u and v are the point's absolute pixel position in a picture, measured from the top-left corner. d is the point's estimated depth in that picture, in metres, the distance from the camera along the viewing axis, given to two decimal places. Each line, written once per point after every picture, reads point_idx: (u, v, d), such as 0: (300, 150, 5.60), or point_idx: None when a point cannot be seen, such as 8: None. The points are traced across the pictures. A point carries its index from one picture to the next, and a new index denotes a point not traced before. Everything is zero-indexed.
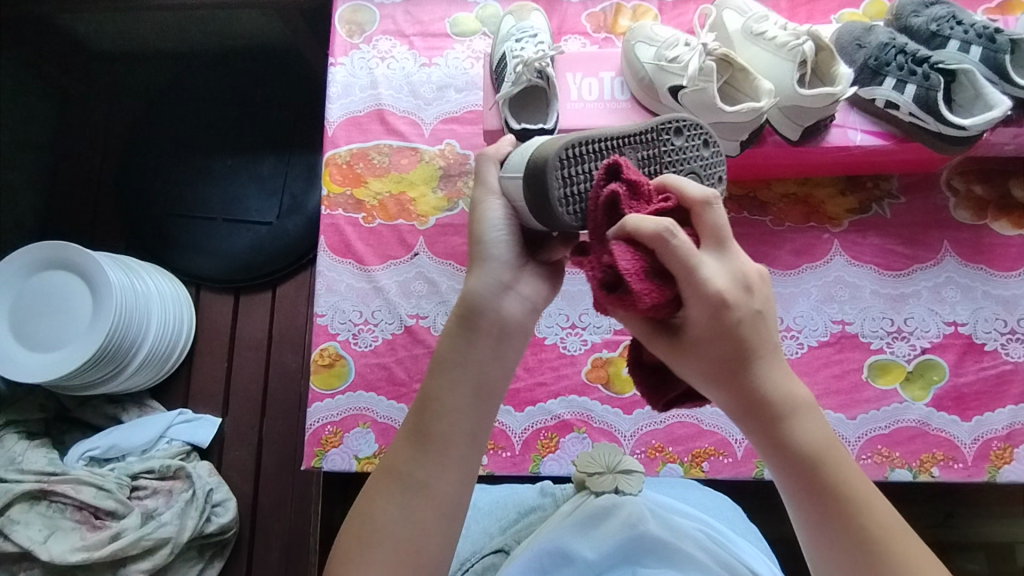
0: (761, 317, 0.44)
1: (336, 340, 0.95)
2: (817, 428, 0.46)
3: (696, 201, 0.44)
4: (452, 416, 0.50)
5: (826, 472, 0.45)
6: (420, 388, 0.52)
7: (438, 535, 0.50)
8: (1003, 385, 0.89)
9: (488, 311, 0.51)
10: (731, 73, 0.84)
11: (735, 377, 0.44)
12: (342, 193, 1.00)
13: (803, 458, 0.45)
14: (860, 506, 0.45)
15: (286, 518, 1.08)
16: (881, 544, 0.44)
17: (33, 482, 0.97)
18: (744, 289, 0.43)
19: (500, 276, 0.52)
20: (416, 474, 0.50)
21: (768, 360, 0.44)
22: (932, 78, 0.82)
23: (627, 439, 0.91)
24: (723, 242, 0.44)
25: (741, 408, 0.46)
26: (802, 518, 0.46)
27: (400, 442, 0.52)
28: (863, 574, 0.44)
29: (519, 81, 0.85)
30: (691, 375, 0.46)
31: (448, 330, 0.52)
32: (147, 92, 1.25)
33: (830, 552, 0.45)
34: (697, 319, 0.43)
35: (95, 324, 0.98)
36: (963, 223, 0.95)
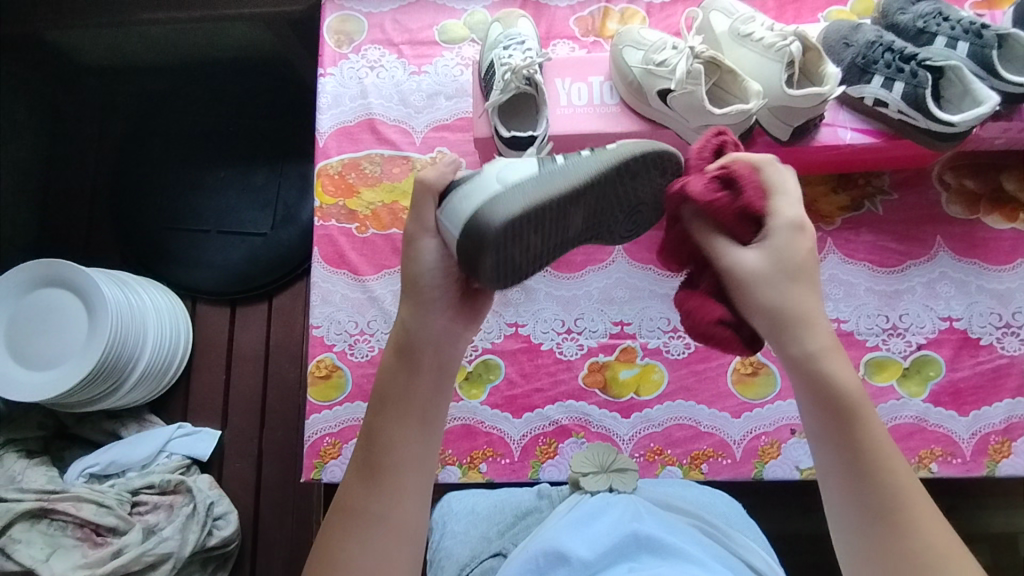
0: (812, 256, 0.51)
1: (332, 351, 0.95)
2: (839, 357, 0.49)
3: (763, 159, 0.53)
4: (398, 446, 0.52)
5: (848, 394, 0.48)
6: (367, 424, 0.54)
7: (400, 561, 0.51)
8: (1000, 379, 0.89)
9: (425, 346, 0.54)
10: (719, 76, 0.84)
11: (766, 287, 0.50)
12: (334, 204, 1.00)
13: (838, 393, 0.48)
14: (879, 452, 0.48)
15: (288, 529, 1.08)
16: (886, 465, 0.47)
17: (33, 501, 0.97)
18: (803, 230, 0.51)
19: (434, 314, 0.54)
20: (374, 506, 0.51)
21: (801, 283, 0.50)
22: (920, 75, 0.82)
23: (625, 442, 0.91)
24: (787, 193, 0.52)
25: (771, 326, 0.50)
26: (830, 450, 0.49)
27: (352, 476, 0.53)
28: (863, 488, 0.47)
29: (508, 88, 0.86)
30: (757, 295, 0.51)
31: (391, 364, 0.54)
32: (139, 107, 1.25)
33: (851, 482, 0.48)
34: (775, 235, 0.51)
35: (92, 341, 0.98)
36: (956, 218, 0.95)
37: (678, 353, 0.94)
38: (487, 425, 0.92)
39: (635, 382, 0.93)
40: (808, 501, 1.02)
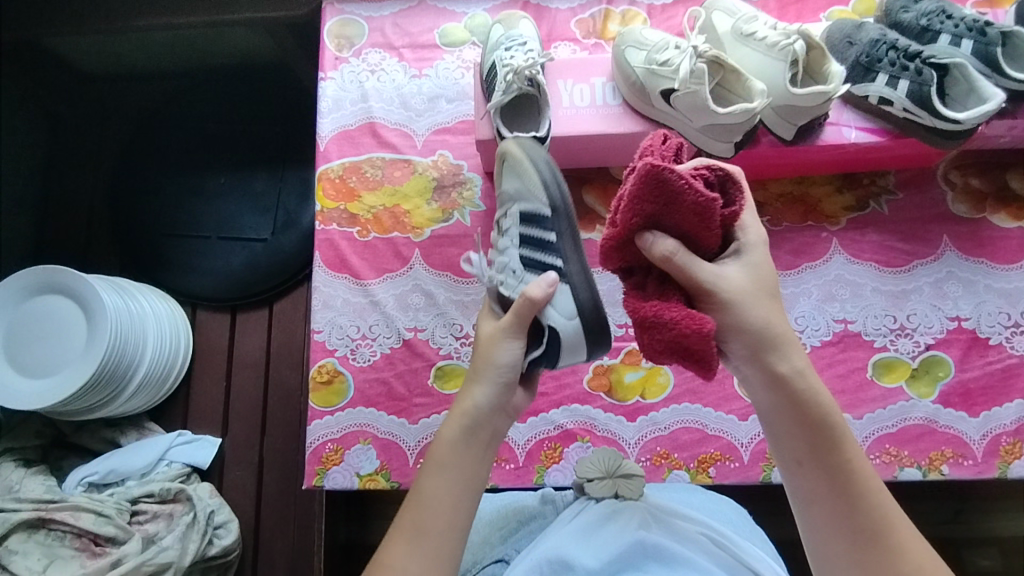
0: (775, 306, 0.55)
1: (334, 356, 0.94)
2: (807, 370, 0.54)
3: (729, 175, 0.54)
4: (443, 510, 0.52)
5: (821, 412, 0.53)
6: (416, 485, 0.54)
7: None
8: (1010, 379, 0.88)
9: (483, 425, 0.56)
10: (723, 75, 0.84)
11: (738, 303, 0.54)
12: (336, 208, 0.99)
13: (817, 430, 0.52)
14: (865, 484, 0.52)
15: (289, 538, 1.06)
16: (863, 480, 0.52)
17: (31, 510, 0.95)
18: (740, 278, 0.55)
19: (501, 398, 0.57)
20: (411, 565, 0.50)
21: (769, 304, 0.55)
22: (925, 73, 0.82)
23: (631, 446, 0.90)
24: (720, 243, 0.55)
25: (747, 341, 0.54)
26: (814, 495, 0.52)
27: (396, 534, 0.52)
28: (838, 505, 0.51)
29: (510, 89, 0.85)
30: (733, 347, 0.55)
31: (451, 432, 0.55)
32: (139, 112, 1.25)
33: (835, 519, 0.51)
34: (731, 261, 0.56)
35: (90, 350, 0.97)
36: (962, 217, 0.94)
37: None
38: None
39: (640, 385, 0.92)
40: None
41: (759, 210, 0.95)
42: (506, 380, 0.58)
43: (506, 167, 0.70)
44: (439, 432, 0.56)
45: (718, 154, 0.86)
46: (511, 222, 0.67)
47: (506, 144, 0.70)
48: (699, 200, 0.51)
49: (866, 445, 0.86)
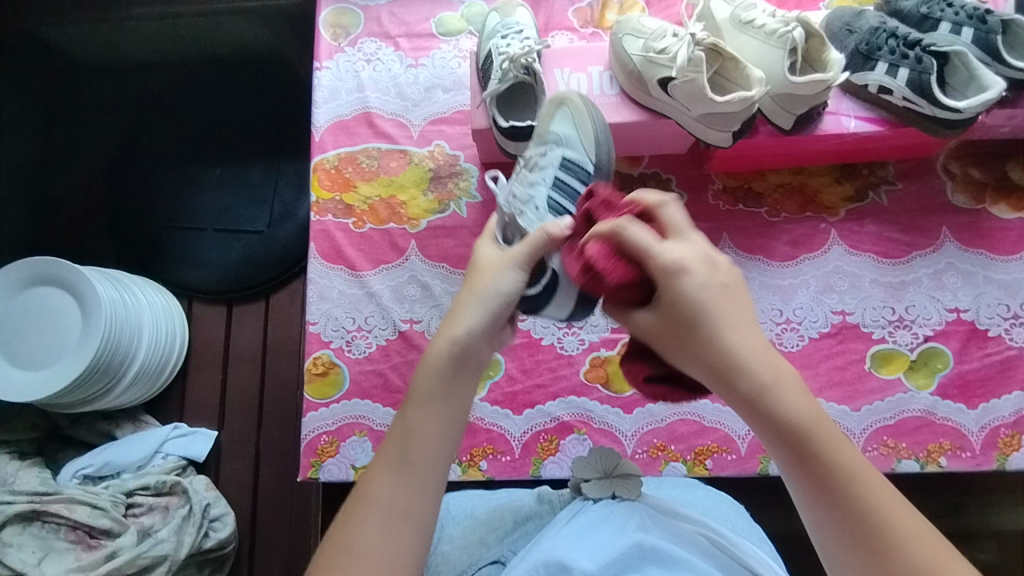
0: (723, 290, 0.49)
1: (330, 348, 0.93)
2: (802, 397, 0.47)
3: (611, 226, 0.52)
4: (430, 444, 0.52)
5: (783, 407, 0.46)
6: (399, 418, 0.53)
7: (399, 550, 0.48)
8: (1009, 371, 0.87)
9: (470, 357, 0.54)
10: (721, 63, 0.83)
11: (690, 340, 0.49)
12: (331, 198, 0.99)
13: (792, 431, 0.46)
14: (858, 482, 0.45)
15: (286, 531, 1.06)
16: (849, 475, 0.45)
17: (25, 503, 0.95)
18: (705, 263, 0.50)
19: (491, 328, 0.55)
20: (396, 499, 0.50)
21: (737, 326, 0.48)
22: (925, 61, 0.81)
23: (627, 438, 0.90)
24: (682, 233, 0.52)
25: (715, 377, 0.48)
26: (804, 500, 0.47)
27: (379, 462, 0.52)
28: (858, 553, 0.44)
29: (506, 78, 0.85)
30: (679, 357, 0.50)
31: (436, 365, 0.53)
32: (135, 103, 1.24)
33: (832, 528, 0.45)
34: (663, 294, 0.50)
35: (84, 342, 0.96)
36: (962, 207, 0.93)
37: None
38: (488, 421, 0.91)
39: None
40: None
41: (757, 201, 0.95)
42: (500, 307, 0.55)
43: (561, 113, 0.77)
44: (423, 361, 0.55)
45: (716, 144, 0.86)
46: (551, 160, 0.72)
47: (567, 95, 0.78)
48: (589, 278, 0.54)
49: (864, 437, 0.86)
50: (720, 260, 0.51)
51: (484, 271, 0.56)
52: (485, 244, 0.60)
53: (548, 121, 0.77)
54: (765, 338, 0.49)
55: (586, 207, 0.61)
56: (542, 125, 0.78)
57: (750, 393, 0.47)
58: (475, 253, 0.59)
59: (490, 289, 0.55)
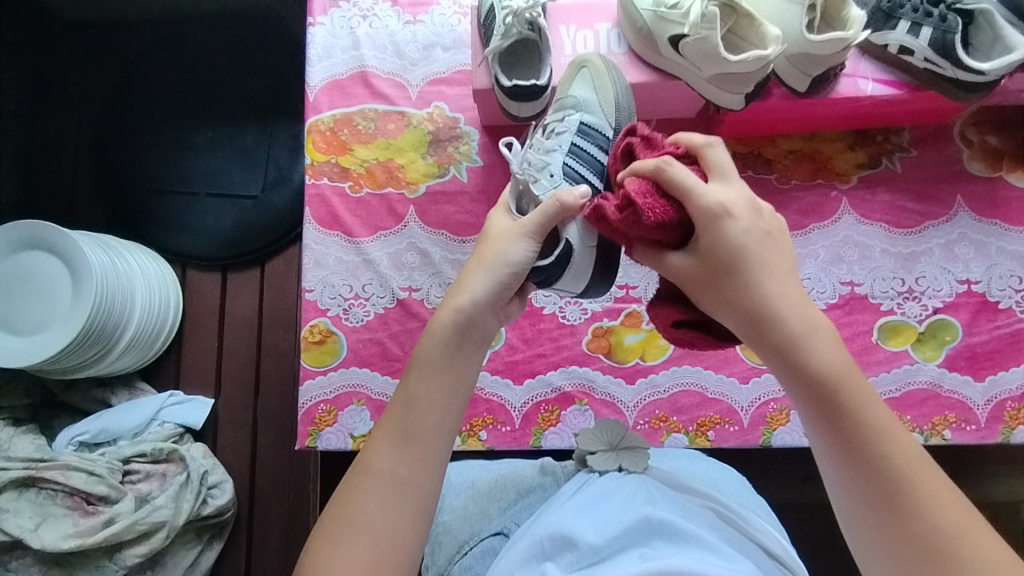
0: (768, 236, 0.48)
1: (326, 316, 0.91)
2: (839, 353, 0.45)
3: (654, 164, 0.49)
4: (434, 416, 0.50)
5: (819, 355, 0.45)
6: (400, 389, 0.52)
7: (404, 524, 0.48)
8: (1018, 344, 0.86)
9: (475, 328, 0.52)
10: (735, 19, 0.79)
11: (725, 283, 0.47)
12: (327, 161, 0.95)
13: (822, 382, 0.44)
14: (887, 441, 0.43)
15: (284, 498, 1.06)
16: (877, 432, 0.43)
17: (21, 469, 0.94)
18: (753, 210, 0.48)
19: (497, 299, 0.54)
20: (398, 470, 0.48)
21: (777, 276, 0.47)
22: (949, 19, 0.78)
23: (629, 409, 0.89)
24: (727, 173, 0.50)
25: (749, 322, 0.47)
26: (826, 455, 0.45)
27: (380, 435, 0.50)
28: (885, 514, 0.42)
29: (509, 34, 0.81)
30: (709, 301, 0.49)
31: (439, 335, 0.52)
32: (122, 61, 1.19)
33: (853, 484, 0.44)
34: (702, 236, 0.48)
35: (76, 308, 0.94)
36: (977, 175, 0.91)
37: None
38: (488, 391, 0.89)
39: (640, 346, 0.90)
40: (811, 471, 1.01)
41: (767, 167, 0.92)
42: (508, 278, 0.54)
43: (581, 75, 0.76)
44: (425, 332, 0.53)
45: (727, 107, 0.82)
46: (568, 126, 0.71)
47: (587, 57, 0.77)
48: (624, 218, 0.52)
49: None
50: (765, 208, 0.49)
51: (493, 241, 0.56)
52: (494, 216, 0.60)
53: (567, 84, 0.76)
54: (804, 293, 0.48)
55: (627, 140, 0.58)
56: (561, 92, 0.76)
57: (783, 342, 0.46)
58: (487, 225, 0.59)
59: (497, 260, 0.54)
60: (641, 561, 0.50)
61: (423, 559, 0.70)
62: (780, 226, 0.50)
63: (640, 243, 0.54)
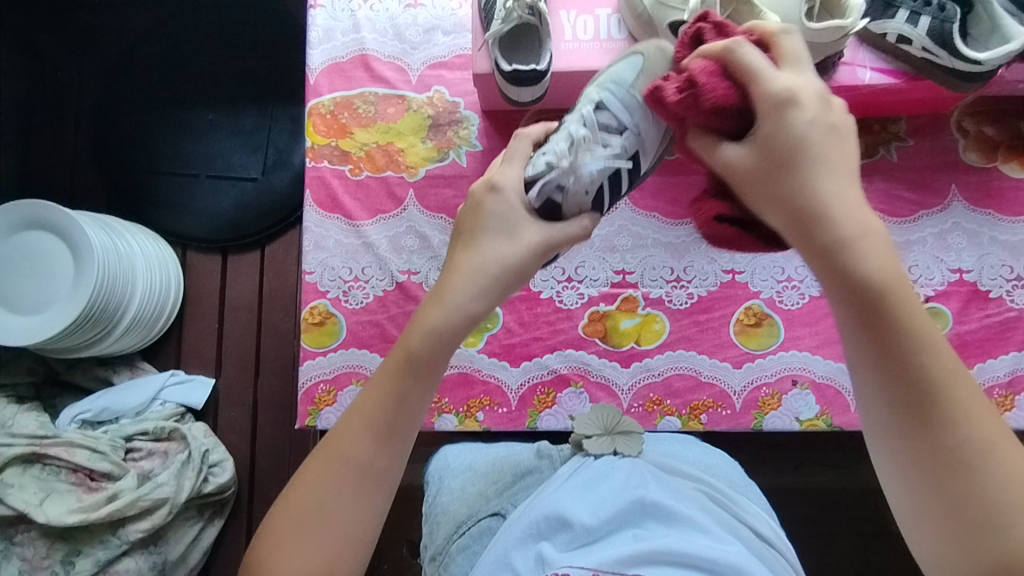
0: (834, 130, 0.46)
1: (326, 298, 0.92)
2: (886, 258, 0.42)
3: (726, 44, 0.50)
4: (413, 417, 0.50)
5: (863, 260, 0.42)
6: (378, 376, 0.51)
7: (363, 515, 0.48)
8: (1007, 332, 0.87)
9: (459, 323, 0.51)
10: (736, 7, 0.79)
11: (782, 178, 0.45)
12: (327, 144, 0.96)
13: (868, 287, 0.41)
14: (929, 354, 0.40)
15: (284, 476, 1.08)
16: (920, 347, 0.40)
17: (25, 446, 0.95)
18: (822, 99, 0.46)
19: (483, 296, 0.52)
20: (363, 459, 0.48)
21: (834, 169, 0.44)
22: (948, 9, 0.79)
23: (624, 392, 0.90)
24: (801, 61, 0.48)
25: (795, 219, 0.44)
26: (857, 363, 0.42)
27: (356, 420, 0.49)
28: (916, 427, 0.40)
29: (509, 18, 0.81)
30: (756, 197, 0.47)
31: (428, 329, 0.51)
32: (122, 41, 1.19)
33: (885, 393, 0.41)
34: (763, 122, 0.47)
35: (78, 287, 0.95)
36: (973, 166, 0.91)
37: (681, 303, 0.92)
38: (485, 373, 0.91)
39: (636, 331, 0.91)
40: (801, 456, 1.03)
41: None
42: (496, 281, 0.53)
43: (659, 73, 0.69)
44: (416, 323, 0.52)
45: None
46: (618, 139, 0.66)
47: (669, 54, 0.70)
48: (682, 98, 0.52)
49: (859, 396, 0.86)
50: (834, 102, 0.47)
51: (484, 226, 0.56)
52: (500, 183, 0.58)
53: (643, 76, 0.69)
54: (861, 195, 0.44)
55: (698, 27, 0.58)
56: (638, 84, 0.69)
57: (832, 243, 0.43)
58: (486, 194, 0.58)
59: (487, 262, 0.54)
60: (633, 542, 0.52)
61: (422, 539, 0.71)
62: (850, 123, 0.47)
63: (694, 129, 0.53)
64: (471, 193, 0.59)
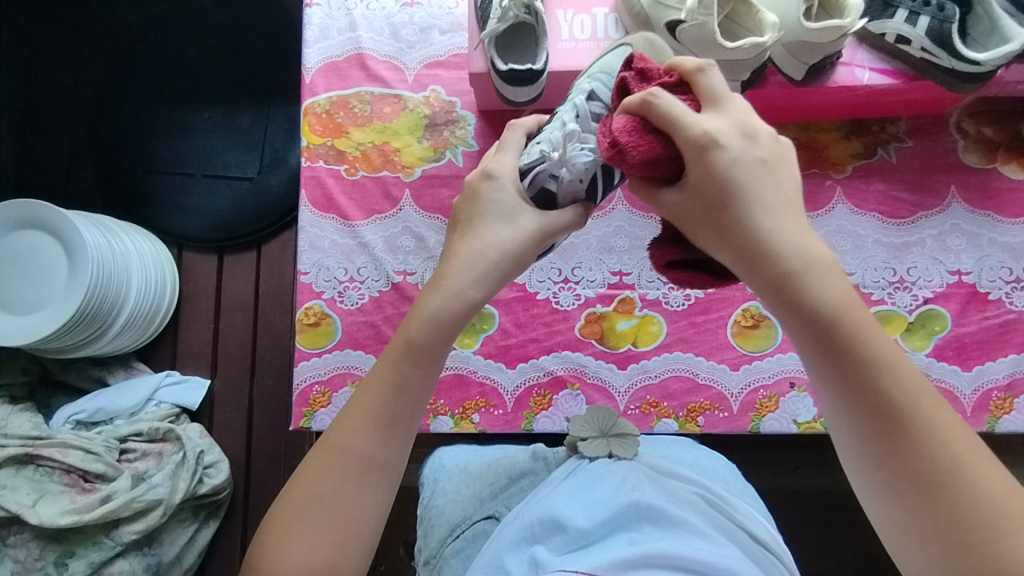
0: (763, 164, 0.45)
1: (321, 298, 0.92)
2: (836, 285, 0.43)
3: (641, 96, 0.47)
4: (414, 405, 0.49)
5: (812, 292, 0.42)
6: (378, 366, 0.50)
7: (368, 506, 0.48)
8: (1006, 335, 0.86)
9: (461, 310, 0.51)
10: (733, 7, 0.79)
11: (718, 219, 0.45)
12: (322, 143, 0.95)
13: (818, 319, 0.42)
14: (888, 376, 0.41)
15: (280, 478, 1.07)
16: (877, 371, 0.41)
17: (18, 446, 0.95)
18: (749, 137, 0.45)
19: (482, 283, 0.52)
20: (367, 449, 0.48)
21: (775, 209, 0.44)
22: (947, 9, 0.78)
23: (621, 394, 0.89)
24: (718, 98, 0.47)
25: (740, 260, 0.45)
26: (824, 389, 0.43)
27: (357, 410, 0.48)
28: (889, 448, 0.40)
29: (506, 17, 0.80)
30: (700, 238, 0.47)
31: (428, 317, 0.50)
32: (118, 39, 1.18)
33: (852, 417, 0.42)
34: (691, 168, 0.45)
35: (72, 287, 0.94)
36: (972, 167, 0.91)
37: (678, 304, 0.91)
38: (481, 374, 0.90)
39: (633, 333, 0.91)
40: (799, 459, 1.02)
41: None
42: (497, 268, 0.52)
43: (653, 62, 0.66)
44: (415, 311, 0.51)
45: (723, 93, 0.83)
46: None
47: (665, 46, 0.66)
48: (611, 155, 0.49)
49: None
50: (762, 132, 0.46)
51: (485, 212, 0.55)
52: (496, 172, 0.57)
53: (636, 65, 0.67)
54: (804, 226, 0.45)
55: (624, 75, 0.54)
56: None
57: (778, 278, 0.43)
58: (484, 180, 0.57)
59: (488, 248, 0.53)
60: (628, 545, 0.51)
61: (417, 542, 0.71)
62: (787, 156, 0.47)
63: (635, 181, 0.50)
64: (468, 179, 0.58)
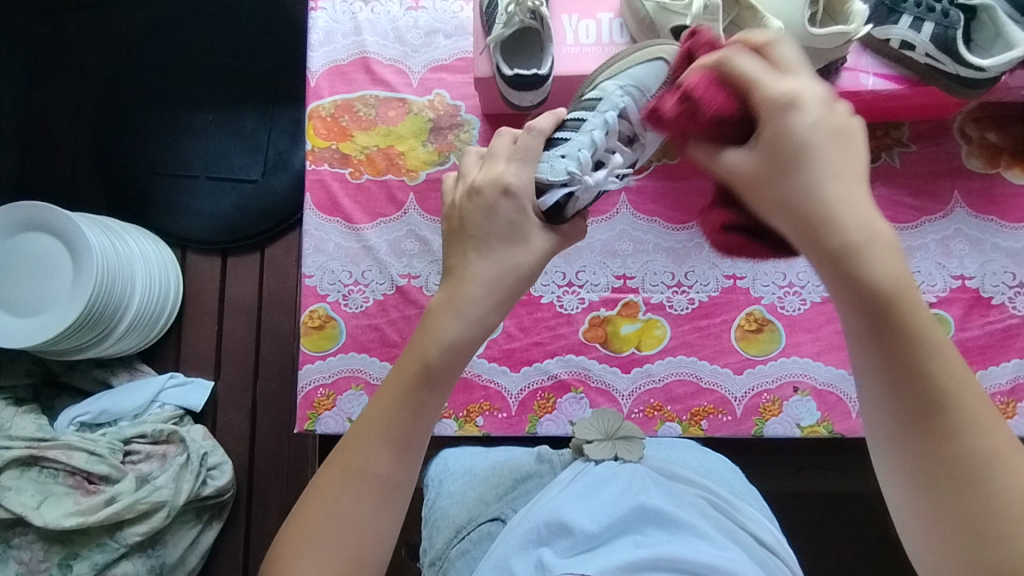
0: (839, 134, 0.42)
1: (326, 301, 0.92)
2: (898, 264, 0.40)
3: (721, 53, 0.47)
4: (429, 429, 0.50)
5: (878, 266, 0.39)
6: (391, 387, 0.49)
7: (384, 529, 0.48)
8: (1009, 339, 0.87)
9: (476, 334, 0.51)
10: (738, 12, 0.79)
11: (784, 183, 0.42)
12: (327, 147, 0.95)
13: (877, 296, 0.39)
14: (937, 361, 0.39)
15: (284, 480, 1.07)
16: (927, 354, 0.39)
17: (23, 448, 0.95)
18: (825, 106, 0.43)
19: (493, 305, 0.52)
20: (382, 473, 0.48)
21: (845, 179, 0.41)
22: (952, 15, 0.78)
23: (625, 398, 0.90)
24: (799, 65, 0.45)
25: (800, 231, 0.42)
26: (866, 367, 0.41)
27: (370, 433, 0.48)
28: (922, 436, 0.39)
29: (511, 22, 0.81)
30: (761, 203, 0.44)
31: (443, 340, 0.49)
32: (122, 42, 1.19)
33: (889, 397, 0.40)
34: (764, 128, 0.43)
35: (77, 288, 0.94)
36: (975, 172, 0.91)
37: (681, 308, 0.91)
38: (485, 378, 0.91)
39: (636, 337, 0.91)
40: (801, 461, 1.03)
41: None
42: (512, 288, 0.52)
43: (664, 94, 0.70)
44: (428, 332, 0.50)
45: None
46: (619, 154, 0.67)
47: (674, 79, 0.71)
48: (684, 109, 0.51)
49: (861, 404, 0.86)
50: (838, 104, 0.43)
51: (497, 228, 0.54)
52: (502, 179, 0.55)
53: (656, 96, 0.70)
54: (871, 200, 0.41)
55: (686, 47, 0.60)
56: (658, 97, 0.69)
57: (839, 251, 0.40)
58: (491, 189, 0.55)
59: (500, 268, 0.52)
60: (634, 548, 0.51)
61: (422, 543, 0.71)
62: (858, 128, 0.43)
63: (696, 140, 0.50)
64: (481, 186, 0.55)
